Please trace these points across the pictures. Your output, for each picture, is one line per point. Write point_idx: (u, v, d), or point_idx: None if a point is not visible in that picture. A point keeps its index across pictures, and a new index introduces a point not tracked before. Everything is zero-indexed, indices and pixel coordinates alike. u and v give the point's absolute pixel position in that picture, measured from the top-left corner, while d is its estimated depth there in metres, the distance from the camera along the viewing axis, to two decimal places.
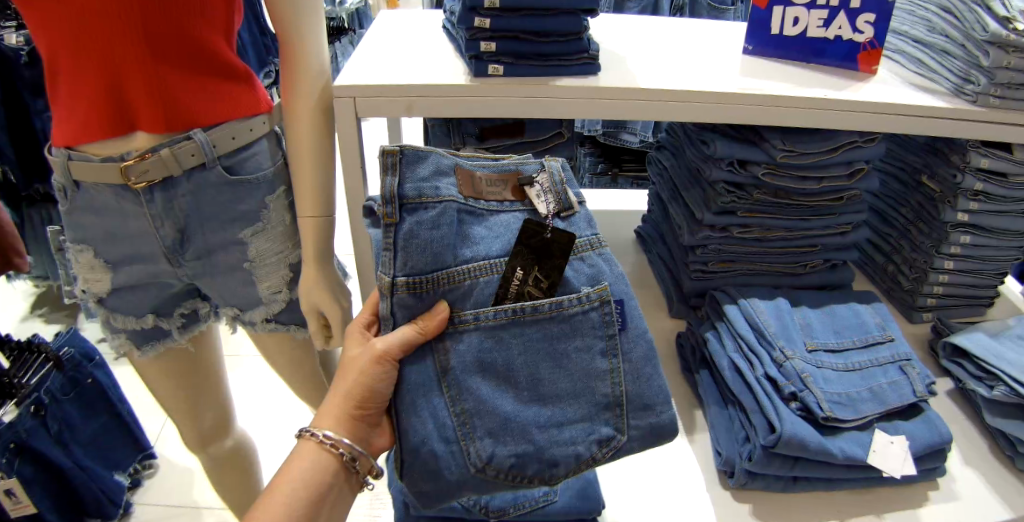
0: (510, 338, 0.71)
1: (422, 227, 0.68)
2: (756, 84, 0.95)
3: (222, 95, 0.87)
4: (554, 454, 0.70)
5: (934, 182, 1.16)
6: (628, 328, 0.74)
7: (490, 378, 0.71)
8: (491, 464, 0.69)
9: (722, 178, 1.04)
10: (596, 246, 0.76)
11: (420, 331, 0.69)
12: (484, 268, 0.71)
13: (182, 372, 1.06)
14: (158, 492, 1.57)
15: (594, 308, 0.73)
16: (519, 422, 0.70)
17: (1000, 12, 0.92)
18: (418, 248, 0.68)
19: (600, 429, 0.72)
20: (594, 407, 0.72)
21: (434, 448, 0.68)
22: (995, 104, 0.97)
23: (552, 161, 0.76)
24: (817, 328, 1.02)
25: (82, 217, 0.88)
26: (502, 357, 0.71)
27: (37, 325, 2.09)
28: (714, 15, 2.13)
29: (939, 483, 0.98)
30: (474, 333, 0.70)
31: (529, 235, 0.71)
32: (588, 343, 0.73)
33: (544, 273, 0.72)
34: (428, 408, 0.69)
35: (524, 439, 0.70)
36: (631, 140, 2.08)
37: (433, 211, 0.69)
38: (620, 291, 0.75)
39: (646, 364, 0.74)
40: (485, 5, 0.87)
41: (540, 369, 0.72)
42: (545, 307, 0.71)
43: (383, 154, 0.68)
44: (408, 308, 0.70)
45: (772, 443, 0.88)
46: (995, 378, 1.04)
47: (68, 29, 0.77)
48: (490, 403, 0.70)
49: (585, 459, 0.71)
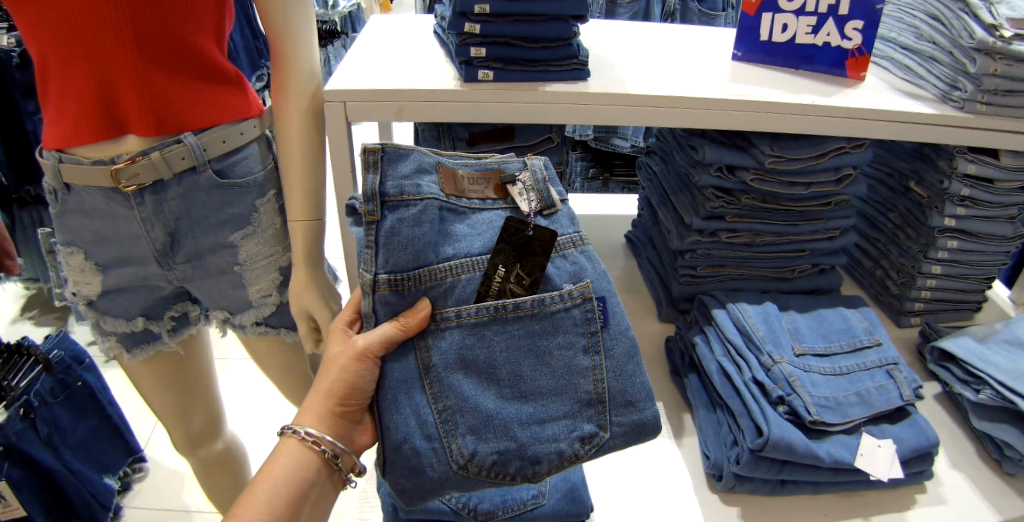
0: (492, 334, 0.72)
1: (404, 224, 0.69)
2: (745, 90, 0.96)
3: (212, 98, 0.87)
4: (535, 452, 0.70)
5: (921, 188, 1.17)
6: (610, 325, 0.75)
7: (472, 375, 0.71)
8: (472, 461, 0.69)
9: (710, 183, 1.05)
10: (579, 244, 0.77)
11: (402, 328, 0.69)
12: (466, 266, 0.72)
13: (170, 374, 1.06)
14: (147, 495, 1.56)
15: (576, 306, 0.74)
16: (501, 419, 0.70)
17: (986, 19, 0.93)
18: (400, 246, 0.69)
19: (582, 426, 0.72)
20: (576, 404, 0.72)
21: (416, 445, 0.68)
22: (982, 111, 0.98)
23: (533, 159, 0.78)
24: (805, 332, 1.03)
25: (72, 220, 0.88)
26: (483, 353, 0.71)
27: (26, 327, 2.08)
28: (705, 21, 2.13)
29: (927, 487, 0.98)
30: (456, 330, 0.71)
31: (511, 233, 0.73)
32: (570, 340, 0.73)
33: (525, 270, 0.73)
34: (410, 405, 0.69)
35: (506, 436, 0.70)
36: (622, 145, 2.09)
37: (415, 208, 0.69)
38: (602, 289, 0.76)
39: (628, 361, 0.74)
40: (475, 11, 0.88)
41: (522, 366, 0.72)
42: (527, 304, 0.72)
43: (365, 152, 0.69)
44: (390, 305, 0.70)
45: (759, 447, 0.88)
46: (981, 382, 1.05)
47: (57, 31, 0.77)
48: (471, 399, 0.70)
49: (568, 456, 0.71)
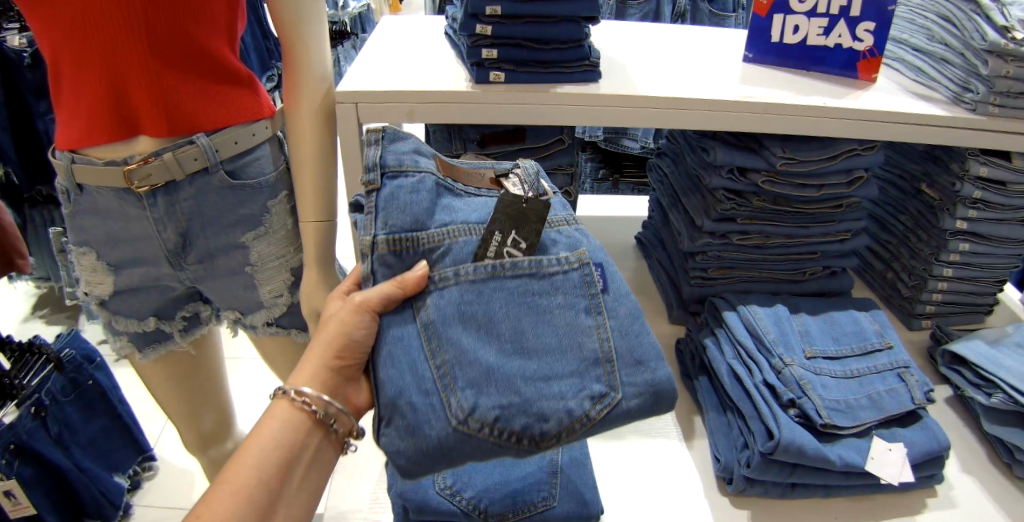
0: (490, 291, 0.71)
1: (402, 190, 0.72)
2: (756, 92, 0.96)
3: (225, 99, 0.87)
4: (542, 408, 0.67)
5: (933, 190, 1.16)
6: (610, 289, 0.75)
7: (471, 331, 0.70)
8: (473, 416, 0.65)
9: (722, 185, 1.04)
10: (573, 222, 0.78)
11: (399, 287, 0.70)
12: (463, 230, 0.73)
13: (183, 374, 1.07)
14: (157, 494, 1.57)
15: (573, 270, 0.74)
16: (503, 373, 0.68)
17: (998, 21, 0.92)
18: (399, 209, 0.71)
19: (592, 386, 0.68)
20: (584, 363, 0.69)
21: (412, 400, 0.66)
22: (994, 113, 0.97)
23: (525, 161, 0.82)
24: (816, 335, 1.03)
25: (84, 220, 0.89)
26: (482, 309, 0.70)
27: (37, 326, 2.09)
28: (715, 22, 2.13)
29: (937, 491, 0.98)
30: (455, 288, 0.71)
31: (506, 205, 0.74)
32: (571, 301, 0.72)
33: (522, 236, 0.73)
34: (407, 361, 0.68)
35: (508, 390, 0.67)
36: (632, 146, 2.10)
37: (413, 178, 0.73)
38: (599, 256, 0.76)
39: (633, 321, 0.73)
40: (486, 13, 0.89)
41: (523, 323, 0.71)
42: (524, 264, 0.72)
43: (365, 132, 0.74)
44: (388, 266, 0.71)
45: (770, 450, 0.88)
46: (993, 386, 1.04)
47: (72, 35, 0.77)
48: (471, 353, 0.68)
49: (578, 416, 0.67)
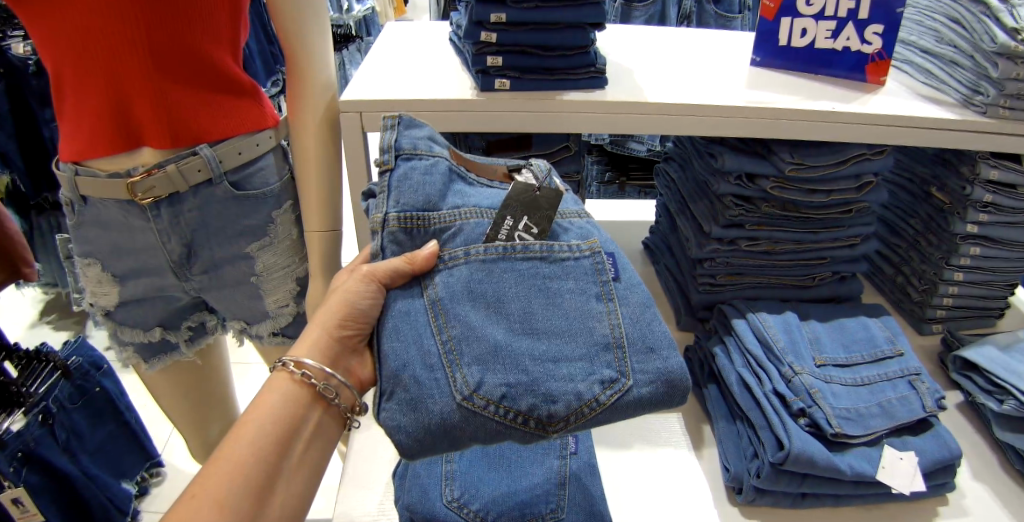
0: (501, 271, 0.71)
1: (415, 171, 0.73)
2: (764, 97, 0.95)
3: (227, 110, 0.87)
4: (550, 389, 0.65)
5: (942, 193, 1.15)
6: (622, 278, 0.74)
7: (480, 309, 0.69)
8: (478, 392, 0.64)
9: (729, 191, 1.03)
10: (583, 215, 0.78)
11: (409, 263, 0.70)
12: (474, 213, 0.73)
13: (190, 385, 1.08)
14: (163, 499, 1.59)
15: (585, 257, 0.73)
16: (510, 351, 0.66)
17: (1008, 23, 0.91)
18: (411, 188, 0.72)
19: (602, 371, 0.67)
20: (594, 348, 0.68)
21: (415, 374, 0.65)
22: (1005, 116, 0.96)
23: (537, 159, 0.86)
24: (826, 343, 1.02)
25: (89, 231, 0.88)
26: (492, 288, 0.70)
27: (45, 332, 2.09)
28: (721, 23, 2.11)
29: (949, 499, 0.97)
30: (464, 267, 0.70)
31: (519, 193, 0.74)
32: (582, 286, 0.71)
33: (533, 222, 0.73)
34: (413, 337, 0.67)
35: (515, 368, 0.65)
36: (638, 149, 2.09)
37: (427, 161, 0.74)
38: (610, 248, 0.76)
39: (645, 310, 0.72)
40: (491, 20, 0.88)
41: (533, 304, 0.70)
42: (536, 247, 0.72)
43: (382, 118, 0.76)
44: (399, 244, 0.71)
45: (780, 460, 0.87)
46: (1005, 393, 1.03)
47: (74, 47, 0.76)
48: (479, 330, 0.67)
49: (587, 400, 0.65)
